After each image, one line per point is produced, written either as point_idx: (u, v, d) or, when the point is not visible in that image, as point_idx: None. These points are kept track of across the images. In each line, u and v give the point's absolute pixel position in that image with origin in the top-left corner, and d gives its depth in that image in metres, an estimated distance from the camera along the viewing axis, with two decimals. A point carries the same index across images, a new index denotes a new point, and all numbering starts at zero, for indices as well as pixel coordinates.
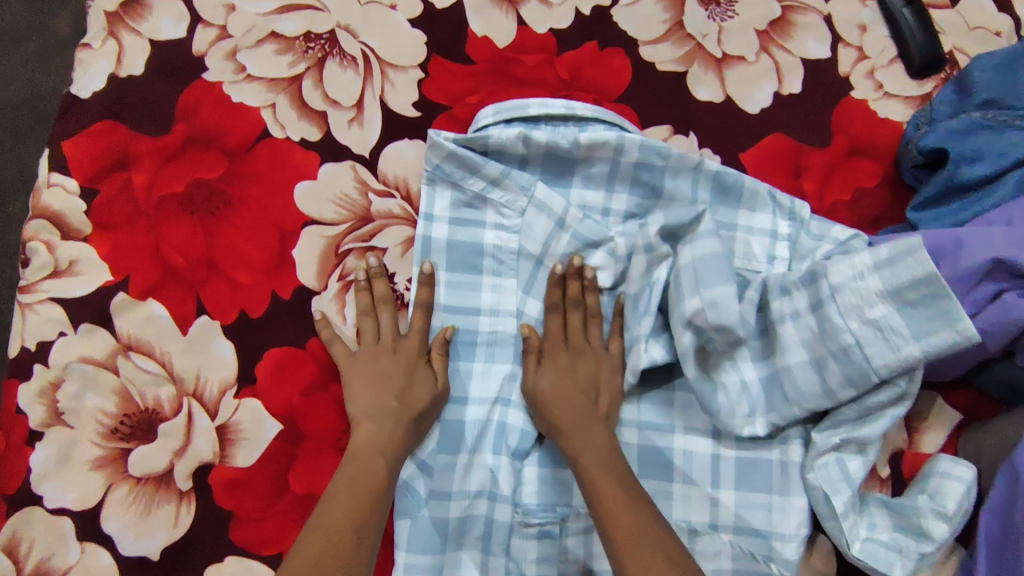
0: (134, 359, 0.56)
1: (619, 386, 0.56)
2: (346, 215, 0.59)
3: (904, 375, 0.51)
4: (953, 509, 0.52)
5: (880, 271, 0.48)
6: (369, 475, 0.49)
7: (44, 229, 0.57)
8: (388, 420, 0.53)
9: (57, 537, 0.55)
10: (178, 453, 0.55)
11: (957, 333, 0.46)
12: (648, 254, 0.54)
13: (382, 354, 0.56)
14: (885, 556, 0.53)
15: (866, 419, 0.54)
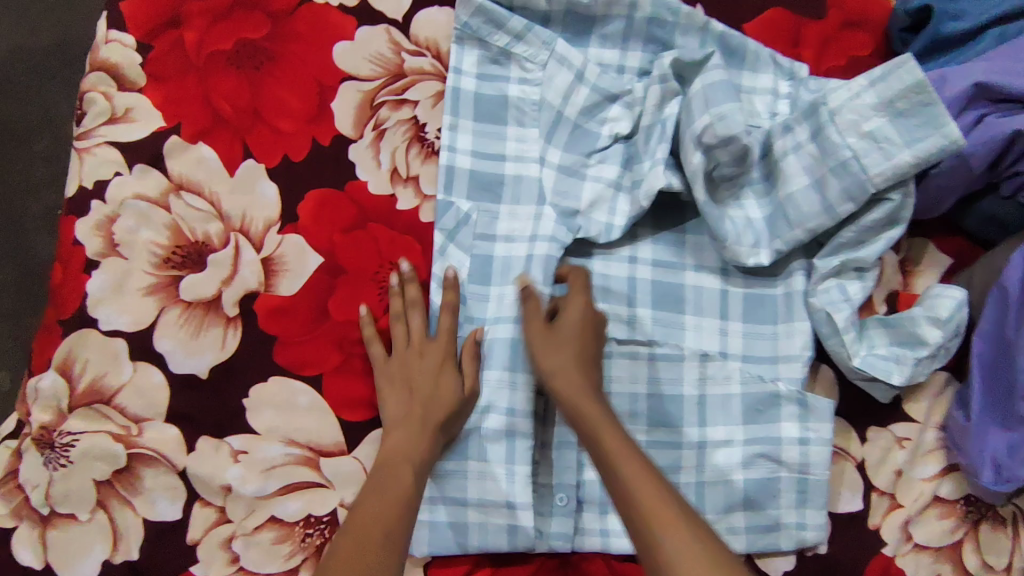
0: (185, 197, 0.61)
1: (634, 213, 0.61)
2: (381, 72, 0.64)
3: (899, 189, 0.56)
4: (946, 315, 0.56)
5: (875, 87, 0.55)
6: (397, 481, 0.51)
7: (102, 81, 0.62)
8: (414, 426, 0.55)
9: (111, 356, 0.58)
10: (227, 282, 0.60)
11: (944, 136, 0.53)
12: (662, 86, 0.61)
13: (410, 355, 0.58)
14: (884, 365, 0.58)
15: (863, 242, 0.59)
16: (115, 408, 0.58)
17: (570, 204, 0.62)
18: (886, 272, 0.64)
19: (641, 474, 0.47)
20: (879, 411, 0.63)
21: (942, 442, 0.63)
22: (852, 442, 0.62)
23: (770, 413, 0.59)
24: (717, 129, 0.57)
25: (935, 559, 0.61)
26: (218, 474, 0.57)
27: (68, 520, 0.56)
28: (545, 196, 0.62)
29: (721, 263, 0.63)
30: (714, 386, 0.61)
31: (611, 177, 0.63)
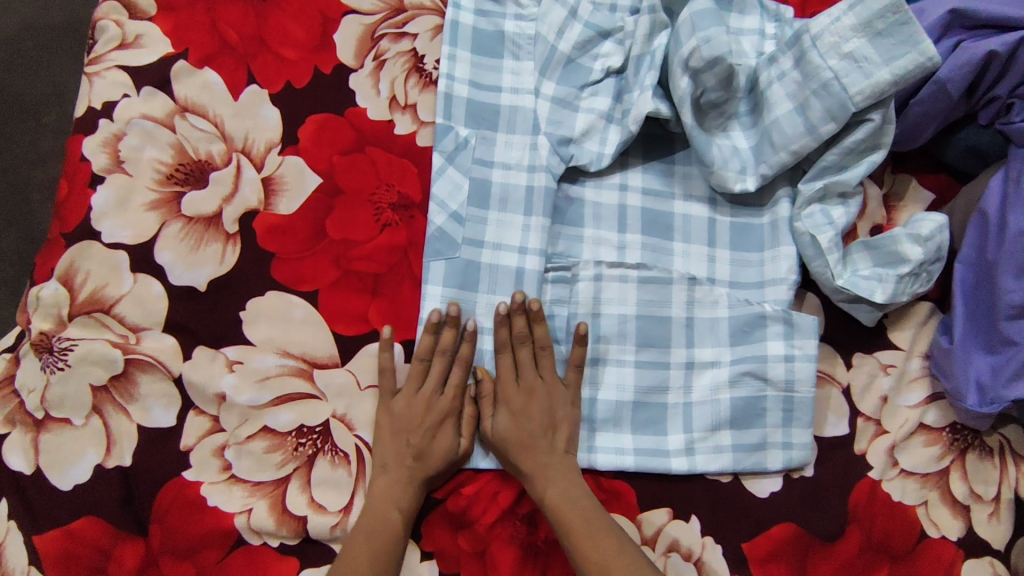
0: (190, 119, 0.62)
1: (624, 139, 0.63)
2: (382, 6, 0.66)
3: (879, 110, 0.58)
4: (927, 234, 0.58)
5: (854, 9, 0.57)
6: (385, 528, 0.54)
7: (114, 10, 0.65)
8: (404, 475, 0.56)
9: (113, 268, 0.59)
10: (228, 199, 0.61)
11: (921, 53, 0.55)
12: (651, 17, 0.63)
13: (417, 397, 0.58)
14: (867, 284, 0.59)
15: (847, 166, 0.61)
16: (114, 317, 0.59)
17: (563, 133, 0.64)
18: (870, 206, 0.66)
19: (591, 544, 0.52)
20: (864, 338, 0.64)
21: (926, 370, 0.64)
22: (838, 367, 0.63)
23: (757, 333, 0.60)
24: (706, 50, 0.58)
25: (922, 486, 0.61)
26: (212, 383, 0.58)
27: (63, 425, 0.57)
28: (539, 125, 0.64)
29: (708, 194, 0.65)
30: (702, 310, 0.62)
31: (603, 106, 0.65)
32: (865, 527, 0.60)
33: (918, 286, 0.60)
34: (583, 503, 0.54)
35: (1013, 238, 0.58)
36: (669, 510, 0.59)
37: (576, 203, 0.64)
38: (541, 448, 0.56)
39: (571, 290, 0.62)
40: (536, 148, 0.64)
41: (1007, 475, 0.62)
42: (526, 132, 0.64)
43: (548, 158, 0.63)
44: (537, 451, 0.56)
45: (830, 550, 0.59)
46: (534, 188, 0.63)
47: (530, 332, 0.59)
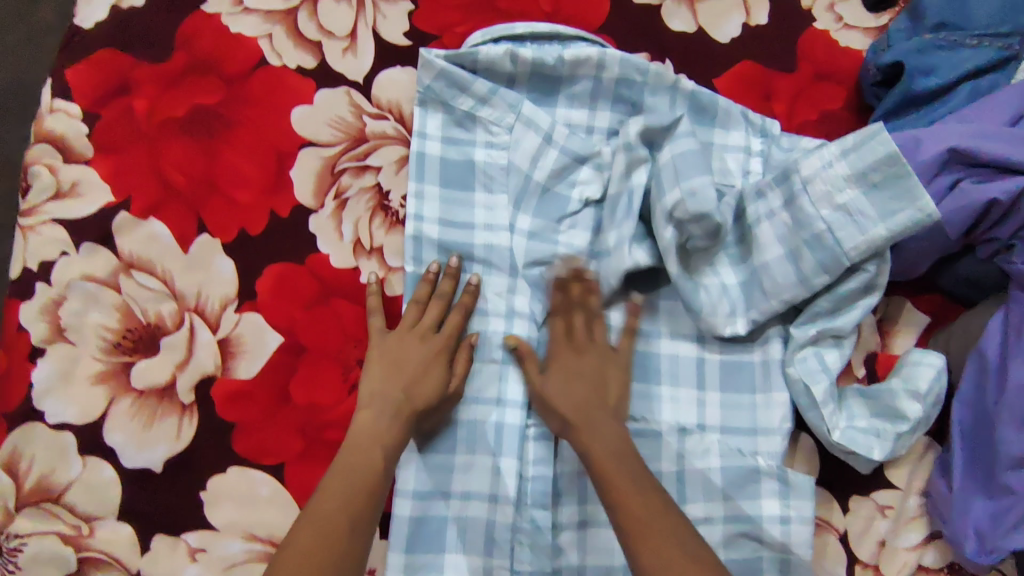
0: (136, 277, 0.57)
1: (608, 284, 0.59)
2: (341, 137, 0.61)
3: (873, 261, 0.55)
4: (925, 390, 0.55)
5: (847, 157, 0.53)
6: (366, 467, 0.49)
7: (47, 154, 0.59)
8: (399, 405, 0.53)
9: (59, 452, 0.55)
10: (181, 367, 0.57)
11: (918, 211, 0.51)
12: (628, 154, 0.59)
13: (411, 341, 0.55)
14: (864, 440, 0.56)
15: (841, 310, 0.58)
16: (63, 506, 0.54)
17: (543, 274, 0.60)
18: (864, 334, 0.63)
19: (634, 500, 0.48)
20: (860, 480, 0.61)
21: (924, 508, 0.61)
22: (834, 512, 0.60)
23: (750, 489, 0.57)
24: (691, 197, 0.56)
25: None
26: None
27: None
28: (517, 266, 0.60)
29: (695, 331, 0.61)
30: (694, 462, 0.58)
31: (582, 240, 0.61)
32: None
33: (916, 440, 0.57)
34: (630, 462, 0.51)
35: (1014, 386, 0.55)
36: None
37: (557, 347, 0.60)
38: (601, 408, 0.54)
39: (556, 447, 0.58)
40: (514, 290, 0.60)
41: None
42: (503, 274, 0.60)
43: (526, 303, 0.59)
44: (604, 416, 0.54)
45: None
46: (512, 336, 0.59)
47: (585, 301, 0.59)
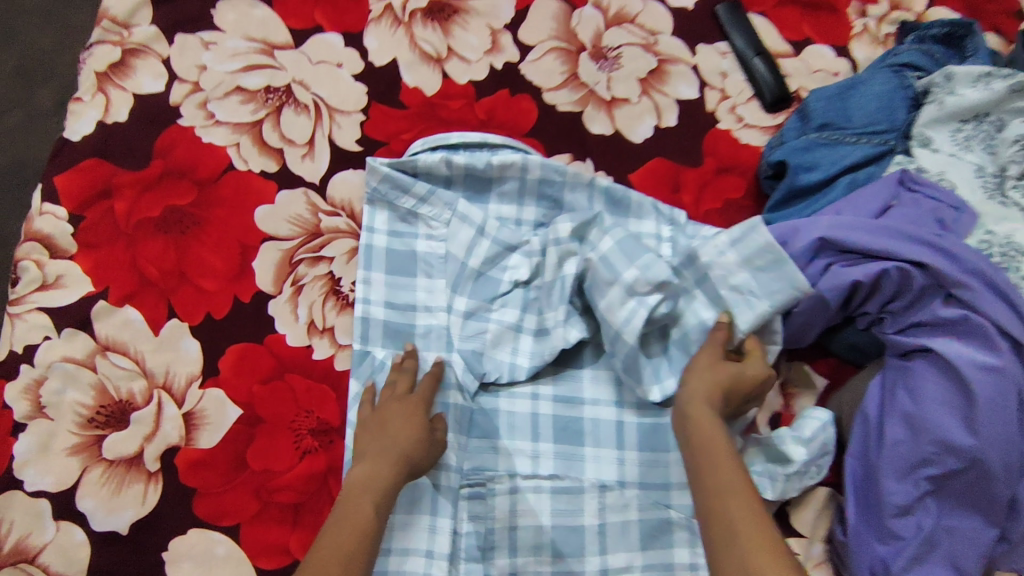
0: (111, 357, 0.65)
1: (537, 356, 0.68)
2: (299, 231, 0.70)
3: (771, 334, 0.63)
4: (809, 435, 0.62)
5: (735, 246, 0.63)
6: (357, 514, 0.54)
7: (35, 251, 0.67)
8: (389, 457, 0.58)
9: (35, 516, 0.61)
10: (149, 438, 0.63)
11: (796, 290, 0.61)
12: (559, 249, 0.68)
13: (403, 402, 0.62)
14: (757, 479, 0.62)
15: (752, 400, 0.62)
16: (38, 567, 0.60)
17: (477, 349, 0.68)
18: (769, 397, 0.69)
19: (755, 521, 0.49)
20: None
21: (827, 554, 0.67)
22: None
23: (664, 539, 0.64)
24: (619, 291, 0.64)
25: None
26: None
27: None
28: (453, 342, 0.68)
29: (615, 397, 0.68)
30: (615, 514, 0.65)
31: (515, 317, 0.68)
32: None
33: (806, 482, 0.63)
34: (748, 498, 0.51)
35: (891, 443, 0.61)
36: None
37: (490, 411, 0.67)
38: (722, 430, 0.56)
39: (488, 505, 0.64)
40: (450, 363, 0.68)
41: None
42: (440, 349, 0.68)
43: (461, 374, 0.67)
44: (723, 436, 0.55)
45: None
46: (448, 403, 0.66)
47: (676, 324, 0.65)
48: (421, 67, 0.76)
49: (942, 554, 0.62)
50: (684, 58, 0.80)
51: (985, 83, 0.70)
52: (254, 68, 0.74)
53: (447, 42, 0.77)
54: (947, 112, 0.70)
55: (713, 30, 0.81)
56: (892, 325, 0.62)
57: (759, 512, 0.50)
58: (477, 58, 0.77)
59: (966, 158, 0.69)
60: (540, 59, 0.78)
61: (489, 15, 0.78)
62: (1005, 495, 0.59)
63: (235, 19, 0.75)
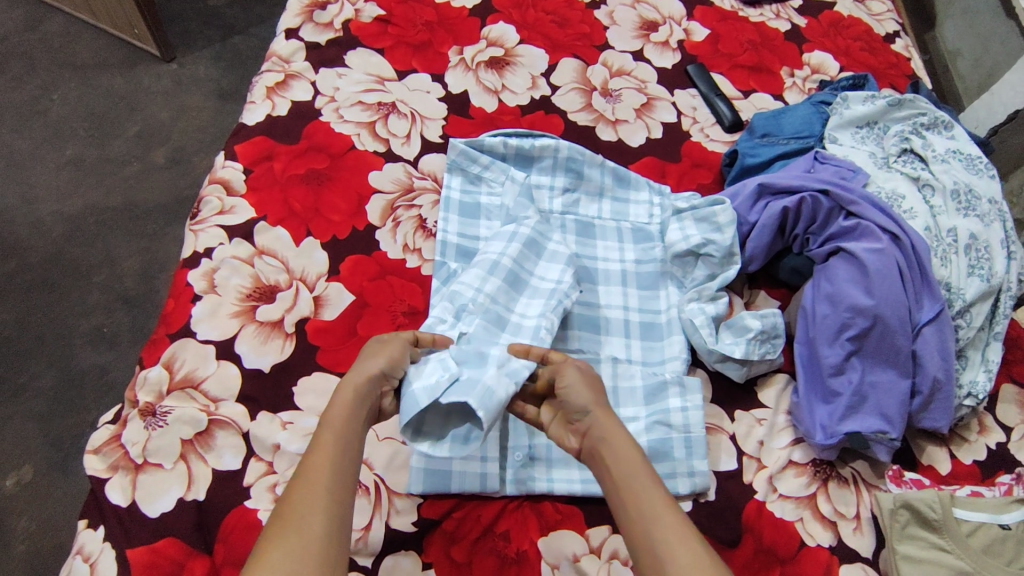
0: (265, 258, 0.91)
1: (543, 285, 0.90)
2: (399, 188, 0.99)
3: (704, 245, 0.92)
4: (760, 315, 0.88)
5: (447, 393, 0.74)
6: (330, 469, 0.62)
7: (217, 191, 0.95)
8: (338, 426, 0.65)
9: (203, 356, 0.83)
10: (289, 310, 0.88)
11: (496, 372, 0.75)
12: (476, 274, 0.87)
13: (360, 370, 0.71)
14: (731, 346, 0.86)
15: (700, 291, 0.91)
16: (200, 391, 0.81)
17: (514, 285, 0.89)
18: (736, 309, 0.93)
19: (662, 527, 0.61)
20: (742, 399, 0.89)
21: (790, 421, 0.88)
22: (724, 419, 0.87)
23: (661, 395, 0.85)
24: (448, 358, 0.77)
25: (797, 506, 0.82)
26: (271, 436, 0.79)
27: (156, 468, 0.76)
28: (498, 266, 0.88)
29: (623, 303, 0.93)
30: (624, 381, 0.86)
31: (555, 279, 0.90)
32: (756, 536, 0.79)
33: (765, 349, 0.87)
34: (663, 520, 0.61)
35: (820, 317, 0.85)
36: (609, 527, 0.78)
37: (506, 324, 0.86)
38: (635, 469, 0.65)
39: None
40: (489, 279, 0.87)
41: (863, 498, 0.84)
42: (484, 268, 0.88)
43: (496, 291, 0.86)
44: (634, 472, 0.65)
45: (732, 553, 0.78)
46: (495, 276, 0.87)
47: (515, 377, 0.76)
48: (484, 94, 1.10)
49: (872, 406, 0.82)
50: (665, 97, 1.14)
51: (870, 102, 1.03)
52: (371, 91, 1.07)
53: (502, 81, 1.12)
54: (846, 119, 1.02)
55: (685, 82, 1.17)
56: (815, 241, 0.90)
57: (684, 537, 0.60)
58: (522, 90, 1.11)
59: (863, 148, 1.00)
60: (566, 93, 1.12)
61: (530, 67, 1.14)
62: (906, 348, 0.82)
63: (359, 62, 1.10)
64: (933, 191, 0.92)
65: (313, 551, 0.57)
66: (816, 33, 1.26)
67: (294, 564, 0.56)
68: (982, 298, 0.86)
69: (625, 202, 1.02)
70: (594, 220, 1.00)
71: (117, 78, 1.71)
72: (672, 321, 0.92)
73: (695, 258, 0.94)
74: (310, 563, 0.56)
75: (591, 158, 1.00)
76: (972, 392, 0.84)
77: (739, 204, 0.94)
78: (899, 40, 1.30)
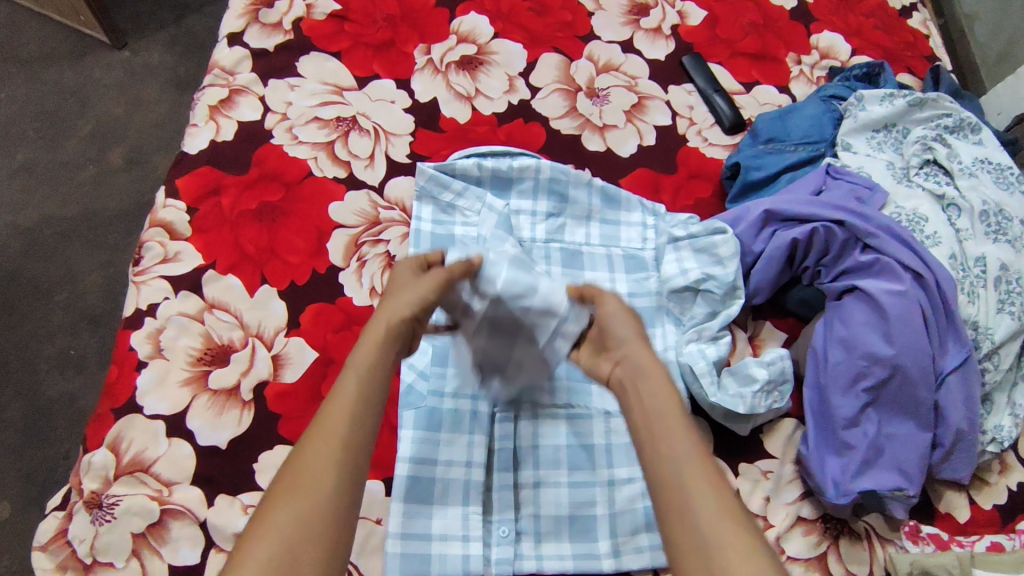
0: (216, 312, 0.82)
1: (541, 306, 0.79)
2: (362, 221, 0.89)
3: (706, 281, 0.83)
4: (767, 357, 0.80)
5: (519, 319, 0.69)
6: (347, 413, 0.53)
7: (158, 234, 0.85)
8: (363, 365, 0.56)
9: (152, 434, 0.75)
10: (245, 373, 0.79)
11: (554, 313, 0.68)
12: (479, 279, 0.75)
13: (394, 299, 0.62)
14: (734, 397, 0.78)
15: (700, 330, 0.83)
16: (151, 475, 0.74)
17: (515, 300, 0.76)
18: (739, 346, 0.85)
19: (684, 446, 0.52)
20: (745, 450, 0.82)
21: (797, 473, 0.81)
22: (727, 475, 0.80)
23: None
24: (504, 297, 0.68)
25: (806, 569, 0.76)
26: (231, 524, 0.73)
27: (107, 568, 0.70)
28: (494, 274, 0.76)
29: None
30: (618, 437, 0.80)
31: (551, 310, 0.80)
32: None
33: (771, 400, 0.79)
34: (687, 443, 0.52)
35: (833, 364, 0.77)
36: None
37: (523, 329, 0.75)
38: (664, 378, 0.58)
39: (515, 428, 0.79)
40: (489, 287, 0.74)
41: (876, 555, 0.78)
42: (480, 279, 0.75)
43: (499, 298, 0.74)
44: (660, 382, 0.57)
45: None
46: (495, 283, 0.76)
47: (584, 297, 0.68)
48: (456, 102, 0.98)
49: (888, 460, 0.75)
50: (658, 95, 1.02)
51: (889, 102, 0.92)
52: (328, 104, 0.95)
53: (475, 84, 0.99)
54: (862, 123, 0.91)
55: (680, 76, 1.05)
56: (827, 275, 0.82)
57: (707, 466, 0.51)
58: (498, 95, 0.99)
59: (880, 156, 0.90)
60: (547, 97, 1.00)
61: (507, 66, 1.01)
62: (928, 400, 0.74)
63: (313, 69, 0.97)
64: (959, 211, 0.84)
65: (321, 511, 0.48)
66: (824, 11, 1.13)
67: (296, 524, 0.47)
68: (1011, 338, 0.78)
69: (615, 224, 0.92)
70: (582, 247, 0.90)
71: (65, 70, 1.56)
72: (669, 366, 0.84)
73: (694, 293, 0.85)
74: (315, 523, 0.47)
75: (577, 178, 0.90)
76: (996, 438, 0.77)
77: (743, 231, 0.84)
78: (916, 15, 1.17)
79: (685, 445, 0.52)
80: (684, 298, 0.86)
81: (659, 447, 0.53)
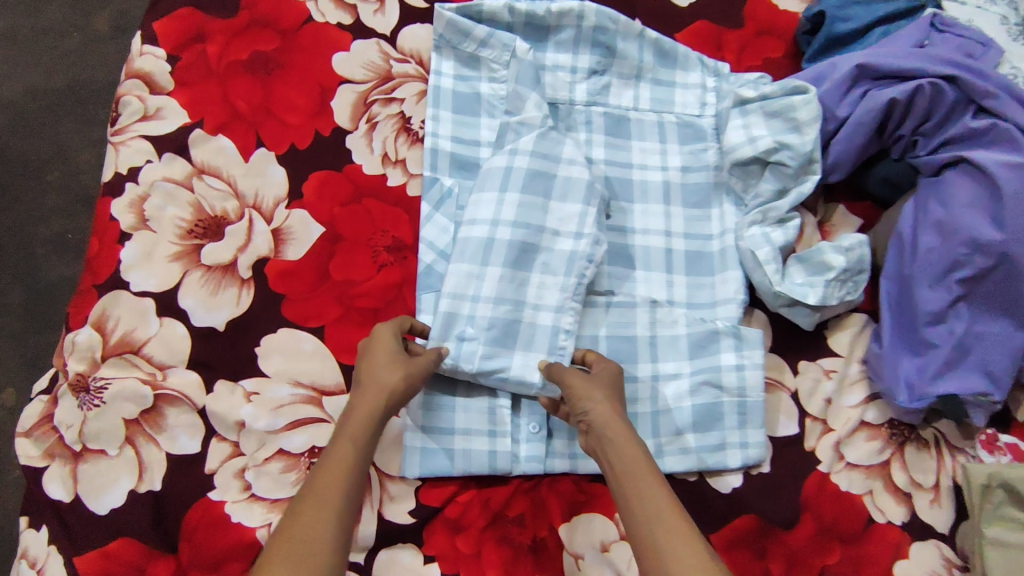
0: (206, 178, 0.71)
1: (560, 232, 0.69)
2: (372, 75, 0.76)
3: (779, 149, 0.71)
4: (846, 243, 0.69)
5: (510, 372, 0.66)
6: (345, 472, 0.53)
7: (137, 87, 0.73)
8: (360, 421, 0.56)
9: (140, 313, 0.67)
10: (242, 249, 0.69)
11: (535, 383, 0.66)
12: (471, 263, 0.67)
13: (386, 363, 0.59)
14: (801, 288, 0.69)
15: (764, 211, 0.72)
16: (142, 357, 0.66)
17: (523, 253, 0.68)
18: (807, 232, 0.74)
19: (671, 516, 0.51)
20: (806, 347, 0.72)
21: (864, 373, 0.72)
22: (785, 374, 0.71)
23: (711, 348, 0.69)
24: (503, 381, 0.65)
25: (867, 476, 0.69)
26: (232, 412, 0.65)
27: (98, 455, 0.63)
28: (495, 240, 0.67)
29: (664, 227, 0.74)
30: (664, 329, 0.70)
31: (573, 233, 0.69)
32: (817, 516, 0.67)
33: (845, 291, 0.69)
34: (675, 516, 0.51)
35: (924, 250, 0.66)
36: None
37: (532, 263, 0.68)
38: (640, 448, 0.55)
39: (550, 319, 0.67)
40: (487, 270, 0.66)
41: (944, 465, 0.70)
42: (475, 254, 0.67)
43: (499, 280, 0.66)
44: (637, 452, 0.55)
45: (788, 537, 0.66)
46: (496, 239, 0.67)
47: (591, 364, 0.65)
48: None
49: (975, 361, 0.65)
50: None
51: None
52: None
53: None
54: None
55: None
56: (925, 145, 0.70)
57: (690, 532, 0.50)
58: None
59: (992, 9, 0.75)
60: None
61: None
62: None
63: None
64: None
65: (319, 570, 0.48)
66: None
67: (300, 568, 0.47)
68: None
69: (670, 86, 0.78)
70: (628, 111, 0.77)
71: None
72: (726, 250, 0.73)
73: (762, 167, 0.73)
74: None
75: (626, 28, 0.76)
76: None
77: (827, 90, 0.72)
78: None
79: (673, 518, 0.51)
80: (748, 174, 0.74)
81: (647, 532, 0.51)
